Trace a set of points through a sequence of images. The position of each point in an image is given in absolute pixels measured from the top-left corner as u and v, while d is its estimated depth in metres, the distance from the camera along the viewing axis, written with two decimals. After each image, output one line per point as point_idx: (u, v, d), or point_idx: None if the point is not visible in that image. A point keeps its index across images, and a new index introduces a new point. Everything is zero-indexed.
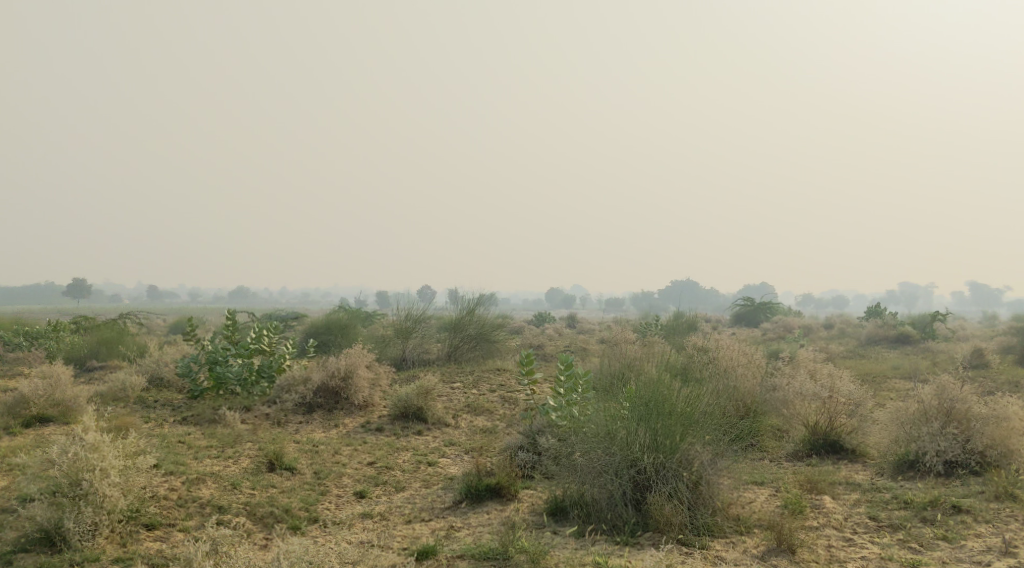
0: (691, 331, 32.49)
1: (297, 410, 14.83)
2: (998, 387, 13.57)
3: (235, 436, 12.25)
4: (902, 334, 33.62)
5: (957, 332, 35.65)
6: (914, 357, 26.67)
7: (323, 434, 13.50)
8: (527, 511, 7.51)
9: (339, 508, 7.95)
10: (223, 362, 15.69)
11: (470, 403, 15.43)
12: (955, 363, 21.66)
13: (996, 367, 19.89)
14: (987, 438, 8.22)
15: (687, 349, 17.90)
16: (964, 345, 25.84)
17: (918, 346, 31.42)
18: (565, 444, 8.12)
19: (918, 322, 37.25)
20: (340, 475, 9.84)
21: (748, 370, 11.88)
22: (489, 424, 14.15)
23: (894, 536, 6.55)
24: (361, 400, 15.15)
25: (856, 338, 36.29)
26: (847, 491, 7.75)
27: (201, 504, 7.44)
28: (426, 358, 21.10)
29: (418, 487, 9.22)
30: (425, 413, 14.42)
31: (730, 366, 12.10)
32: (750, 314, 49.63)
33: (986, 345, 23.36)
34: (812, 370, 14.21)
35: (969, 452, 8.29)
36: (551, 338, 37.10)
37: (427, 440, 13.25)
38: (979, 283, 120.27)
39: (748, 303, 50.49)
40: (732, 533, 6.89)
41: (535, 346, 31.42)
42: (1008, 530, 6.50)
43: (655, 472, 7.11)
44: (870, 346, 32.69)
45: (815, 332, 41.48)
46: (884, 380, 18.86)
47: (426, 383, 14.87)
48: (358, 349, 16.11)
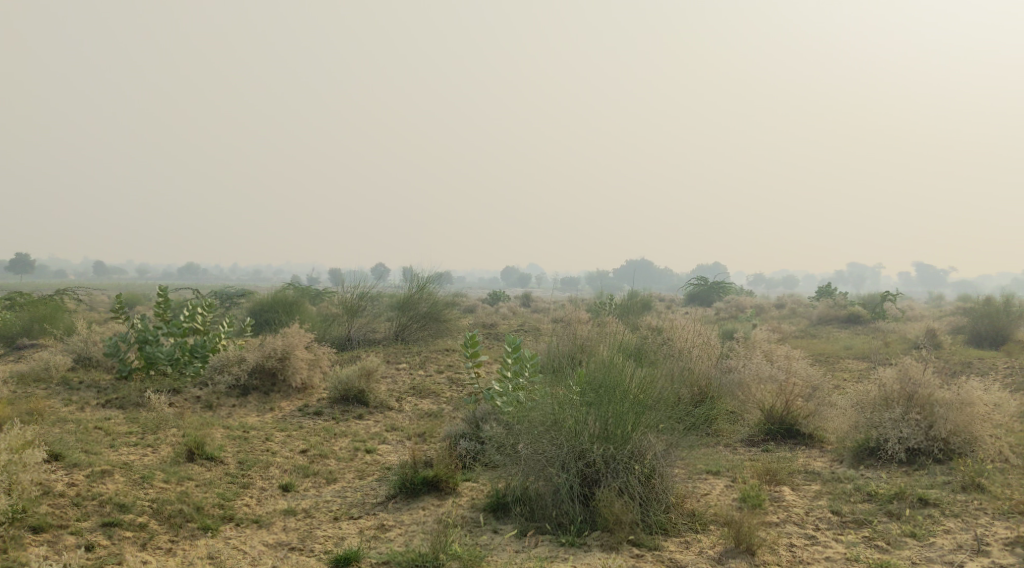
0: (645, 311, 32.27)
1: (230, 392, 14.00)
2: (952, 369, 13.39)
3: (158, 421, 11.43)
4: (853, 314, 33.79)
5: (907, 312, 36.05)
6: (865, 337, 26.72)
7: (257, 419, 12.74)
8: (466, 508, 6.93)
9: (260, 504, 7.34)
10: (153, 341, 14.70)
11: (416, 385, 14.78)
12: (907, 343, 21.61)
13: (948, 348, 19.82)
14: (951, 424, 7.78)
15: (641, 328, 17.49)
16: (914, 325, 25.92)
17: (868, 326, 31.64)
18: (509, 432, 7.52)
19: (868, 301, 37.58)
20: (267, 466, 9.14)
21: (703, 353, 11.41)
22: (434, 407, 13.54)
23: (858, 534, 6.10)
24: (299, 383, 14.41)
25: (808, 317, 36.50)
26: (807, 481, 7.29)
27: (100, 501, 6.84)
28: (372, 337, 20.37)
29: (351, 478, 8.56)
30: (366, 397, 13.70)
31: (684, 348, 11.62)
32: (703, 294, 49.77)
33: (935, 325, 23.39)
34: (770, 351, 13.80)
35: (932, 439, 7.86)
36: (505, 317, 36.57)
37: (368, 425, 12.54)
38: (924, 266, 123.16)
39: (702, 282, 50.64)
40: (687, 531, 6.39)
41: (489, 325, 30.90)
42: (978, 526, 6.08)
43: (605, 464, 6.55)
44: (821, 326, 32.80)
45: (768, 311, 41.71)
46: (838, 360, 18.73)
47: (368, 363, 14.17)
48: (297, 329, 15.31)
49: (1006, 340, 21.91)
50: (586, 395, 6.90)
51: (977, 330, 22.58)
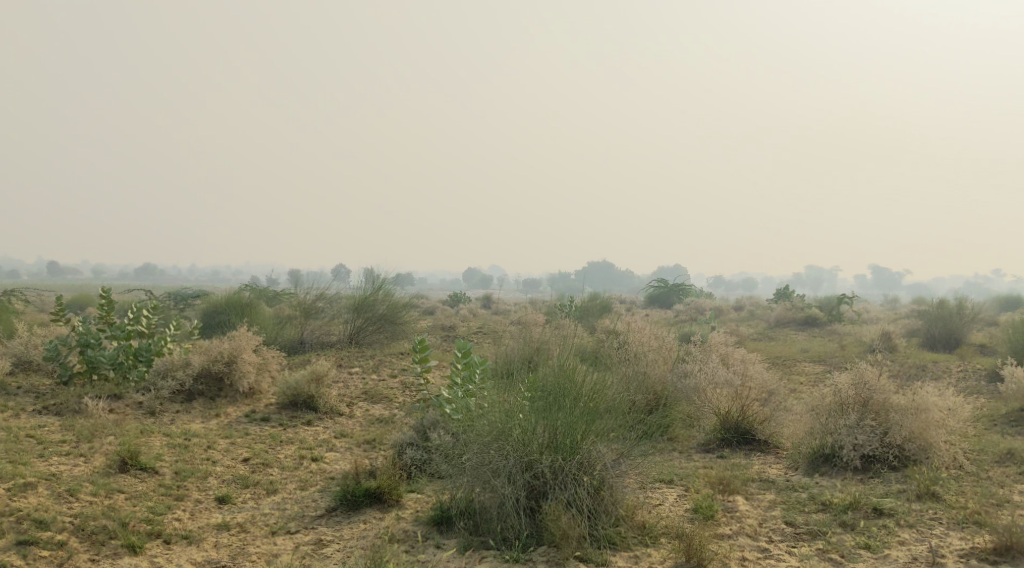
0: (605, 313, 32.21)
1: (174, 398, 13.48)
2: (906, 373, 13.43)
3: (94, 428, 10.90)
4: (809, 316, 34.15)
5: (862, 315, 36.55)
6: (821, 339, 26.95)
7: (201, 425, 12.26)
8: (409, 521, 6.65)
9: (193, 518, 6.96)
10: (95, 344, 13.96)
11: (368, 390, 14.42)
12: (862, 346, 21.80)
13: (902, 351, 20.02)
14: (906, 431, 7.70)
15: (599, 331, 17.34)
16: (869, 328, 26.23)
17: (825, 329, 31.99)
18: (456, 441, 7.25)
19: (825, 304, 38.04)
20: (206, 476, 8.73)
21: (659, 357, 11.25)
22: (386, 413, 13.20)
23: (813, 546, 5.93)
24: (246, 387, 13.94)
25: (765, 319, 36.81)
26: (762, 490, 7.12)
27: (18, 517, 6.40)
28: (326, 340, 19.92)
29: (293, 489, 8.20)
30: (316, 402, 13.31)
31: (640, 351, 11.45)
32: (663, 296, 50.00)
33: (890, 328, 23.66)
34: (726, 356, 13.71)
35: (887, 445, 7.76)
36: (464, 319, 36.25)
37: (317, 431, 12.16)
38: (878, 270, 125.54)
39: (662, 285, 50.87)
40: (636, 545, 6.17)
41: (447, 327, 30.56)
42: (933, 537, 5.95)
43: (553, 476, 6.31)
44: (779, 329, 33.06)
45: (726, 313, 42.00)
46: (794, 363, 18.79)
47: (318, 368, 13.76)
48: (246, 331, 14.84)
49: (958, 343, 22.24)
50: (536, 403, 6.67)
51: (930, 333, 22.89)
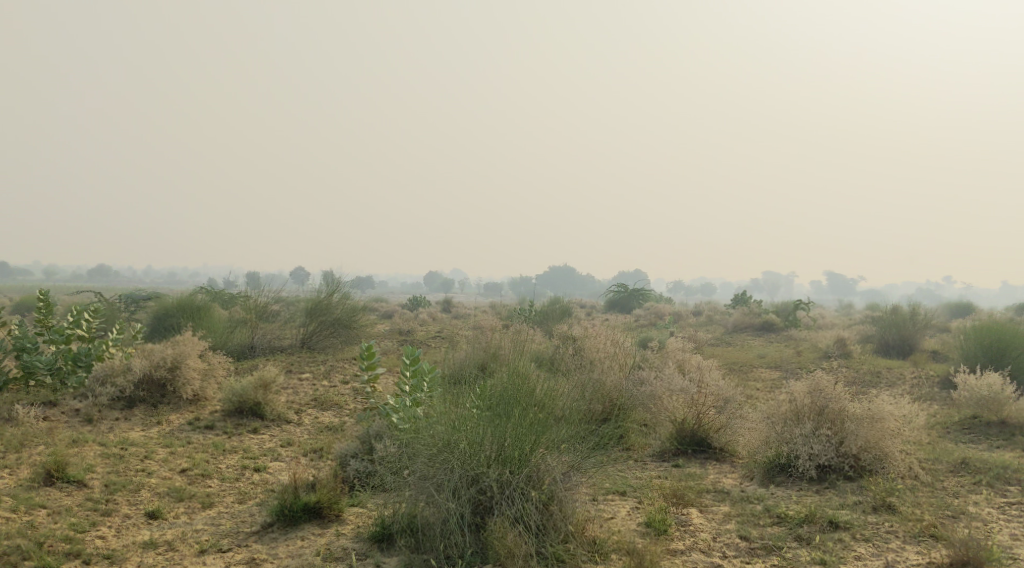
0: (565, 318, 32.06)
1: (114, 405, 12.90)
2: (861, 381, 13.42)
3: (24, 438, 10.34)
4: (767, 322, 34.42)
5: (818, 320, 36.96)
6: (778, 345, 27.09)
7: (140, 433, 11.73)
8: (349, 538, 6.39)
9: (119, 535, 6.56)
10: (31, 349, 13.30)
11: (318, 397, 13.99)
12: (819, 352, 21.91)
13: (858, 358, 20.14)
14: (861, 440, 7.58)
15: (556, 336, 17.12)
16: (825, 334, 26.42)
17: (781, 334, 32.25)
18: (400, 452, 6.97)
19: (781, 309, 38.39)
20: (139, 488, 8.28)
21: (615, 363, 11.04)
22: (336, 420, 12.80)
23: (767, 562, 5.74)
24: (190, 394, 13.42)
25: (723, 325, 37.01)
26: (716, 502, 6.93)
27: None
28: (277, 345, 19.39)
29: (230, 502, 7.82)
30: (262, 409, 12.86)
31: (596, 358, 11.24)
32: (622, 300, 50.08)
33: (845, 334, 23.85)
34: (684, 363, 13.56)
35: (843, 455, 7.64)
36: (423, 323, 35.80)
37: (262, 440, 11.72)
38: (833, 276, 127.75)
39: (622, 289, 50.96)
40: (585, 562, 5.91)
41: (404, 331, 30.12)
42: (889, 551, 5.81)
43: (499, 490, 6.06)
44: (737, 334, 33.23)
45: (685, 318, 42.19)
46: (751, 369, 18.79)
47: (266, 374, 13.29)
48: (191, 336, 14.31)
49: (911, 350, 22.48)
50: (484, 414, 6.44)
51: (885, 340, 23.10)
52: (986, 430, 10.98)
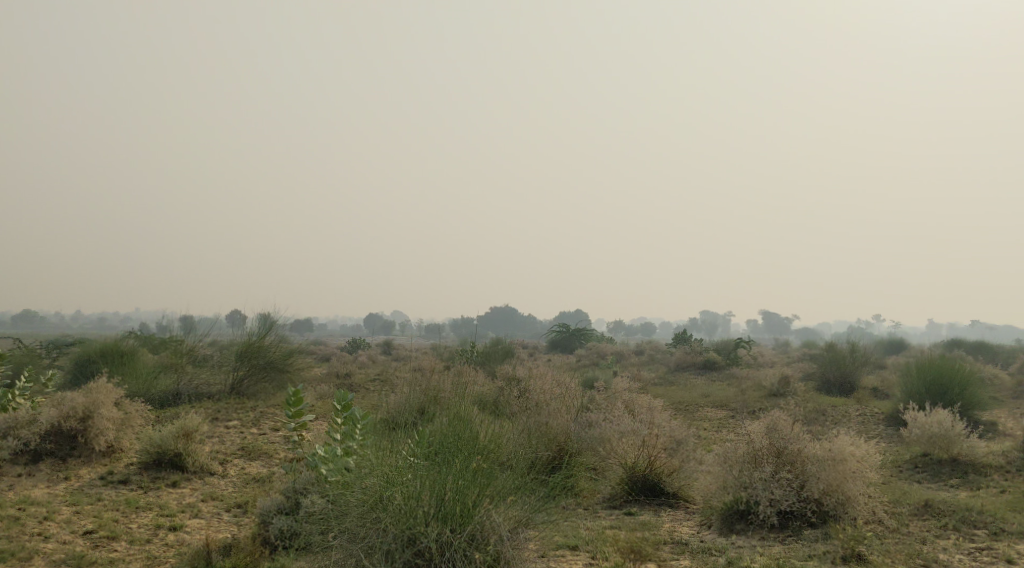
0: (507, 359, 31.50)
1: (17, 459, 11.78)
2: (810, 419, 13.16)
3: None
4: (709, 360, 34.43)
5: (757, 358, 37.20)
6: (721, 384, 26.99)
7: (44, 491, 10.68)
8: None
9: None
10: None
11: (245, 446, 13.09)
12: (763, 390, 21.75)
13: (801, 396, 20.00)
14: (823, 483, 7.19)
15: (499, 377, 16.52)
16: (767, 372, 26.38)
17: (722, 373, 32.27)
18: (330, 506, 6.34)
19: (722, 347, 38.55)
20: (31, 556, 7.35)
21: (562, 404, 10.50)
22: (265, 471, 11.93)
23: None
24: (104, 446, 12.38)
25: (666, 364, 36.93)
26: (676, 555, 6.45)
27: None
28: (204, 391, 18.32)
29: None
30: (183, 461, 11.91)
31: (540, 398, 10.70)
32: (565, 340, 49.81)
33: (787, 372, 23.79)
34: (631, 406, 13.07)
35: (804, 500, 7.24)
36: (361, 367, 34.74)
37: (182, 495, 10.78)
38: (769, 315, 130.36)
39: (564, 329, 50.75)
40: None
41: (342, 374, 29.12)
42: None
43: (439, 552, 5.50)
44: (679, 373, 33.08)
45: (627, 358, 42.08)
46: (697, 409, 18.49)
47: (188, 422, 12.35)
48: (105, 383, 13.27)
49: (852, 387, 22.55)
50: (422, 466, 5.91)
51: (826, 377, 23.10)
52: (938, 469, 10.73)
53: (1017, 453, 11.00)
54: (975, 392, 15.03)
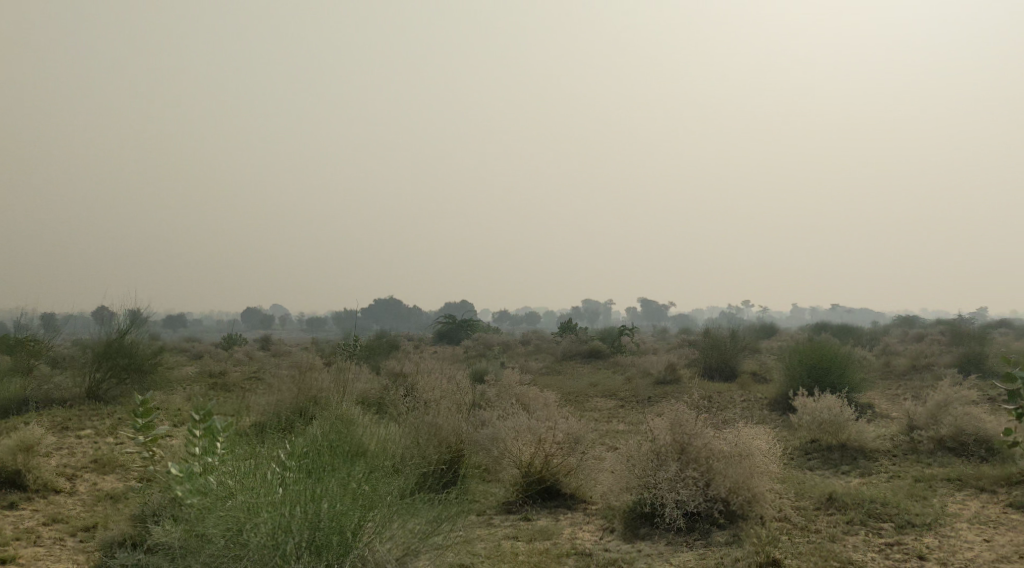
0: (392, 353, 30.50)
1: None
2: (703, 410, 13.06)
3: None
4: (594, 348, 34.60)
5: (641, 346, 37.73)
6: (607, 373, 27.04)
7: None
8: None
9: None
10: None
11: (99, 457, 11.72)
12: (650, 378, 21.82)
13: (687, 383, 20.13)
14: (729, 482, 6.87)
15: (384, 373, 15.67)
16: (652, 358, 26.57)
17: (608, 361, 32.46)
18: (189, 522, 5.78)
19: (607, 335, 38.88)
20: None
21: (453, 402, 9.80)
22: (122, 486, 10.68)
23: None
24: None
25: (552, 353, 36.87)
26: None
27: None
28: (55, 397, 16.50)
29: None
30: (23, 478, 10.47)
31: (428, 396, 9.97)
32: (451, 332, 49.11)
33: (672, 359, 24.01)
34: (525, 403, 12.55)
35: (711, 500, 6.90)
36: (236, 364, 32.86)
37: (21, 519, 9.44)
38: (648, 302, 134.14)
39: (450, 320, 50.03)
40: None
41: (215, 372, 27.32)
42: None
43: None
44: (565, 363, 33.05)
45: (514, 348, 41.87)
46: (588, 399, 18.25)
47: (29, 434, 10.88)
48: None
49: (734, 372, 22.96)
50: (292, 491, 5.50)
51: (709, 363, 23.44)
52: (829, 454, 10.76)
53: (902, 436, 11.20)
54: (854, 376, 15.40)
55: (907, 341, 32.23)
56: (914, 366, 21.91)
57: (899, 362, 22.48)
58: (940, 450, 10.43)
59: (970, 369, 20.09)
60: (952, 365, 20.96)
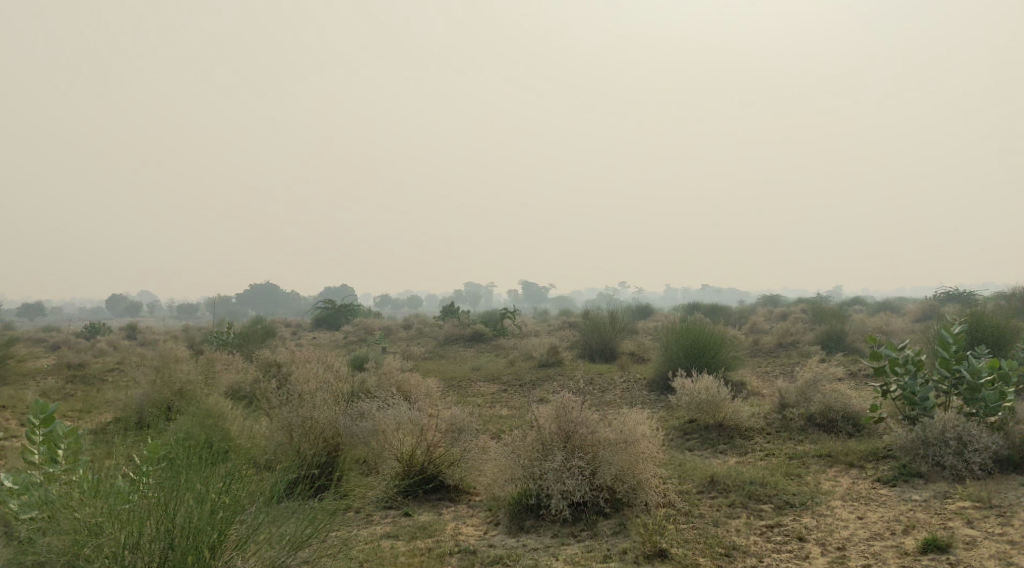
0: (268, 340, 29.29)
1: None
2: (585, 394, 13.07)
3: None
4: (476, 332, 34.47)
5: (522, 328, 37.93)
6: (490, 356, 26.95)
7: None
8: None
9: None
10: None
11: None
12: (532, 361, 21.86)
13: (569, 365, 20.26)
14: (615, 469, 6.79)
15: (256, 363, 14.88)
16: (533, 340, 26.65)
17: (490, 344, 32.40)
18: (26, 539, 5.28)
19: (489, 318, 38.85)
20: None
21: (328, 392, 9.30)
22: None
23: None
24: None
25: (434, 337, 36.50)
26: None
27: None
28: None
29: None
30: None
31: (302, 386, 9.40)
32: (330, 317, 47.83)
33: (553, 340, 24.15)
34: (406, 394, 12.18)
35: (597, 489, 6.79)
36: (95, 354, 30.72)
37: None
38: (530, 285, 135.63)
39: (329, 305, 48.72)
40: None
41: (71, 364, 25.37)
42: None
43: None
44: (448, 346, 32.77)
45: (395, 333, 41.24)
46: (470, 384, 18.04)
47: None
48: None
49: (613, 353, 23.33)
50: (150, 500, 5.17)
51: (589, 344, 23.71)
52: (707, 434, 10.97)
53: (774, 414, 11.56)
54: (727, 356, 15.87)
55: (772, 319, 33.80)
56: (780, 343, 22.92)
57: (766, 340, 23.46)
58: (810, 426, 10.83)
59: (831, 346, 21.18)
60: (815, 342, 22.05)
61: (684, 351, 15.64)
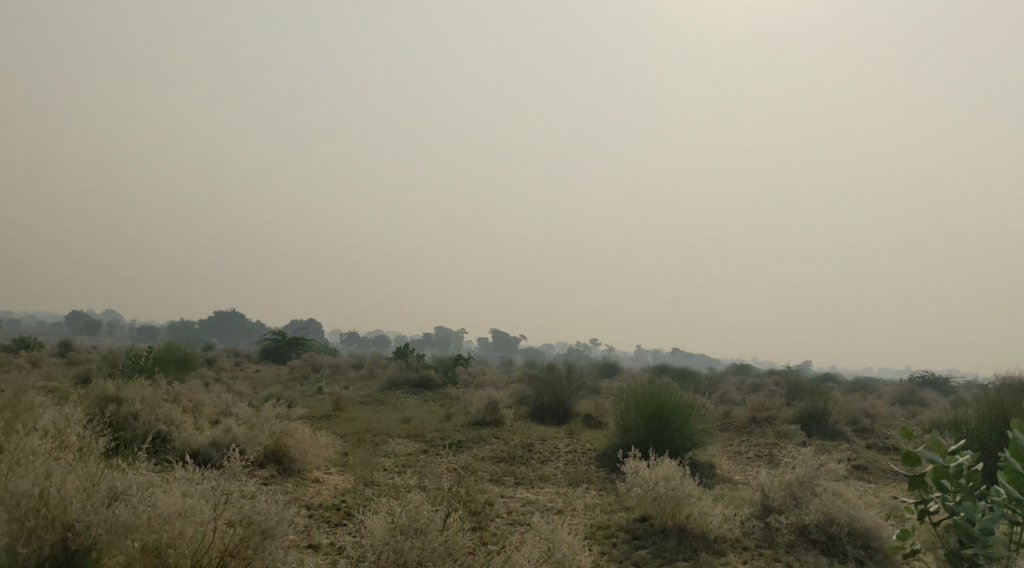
0: (186, 372, 25.69)
1: None
2: (507, 485, 10.04)
3: None
4: (423, 379, 31.14)
5: (477, 377, 34.69)
6: (430, 406, 23.75)
7: None
8: None
9: None
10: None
11: None
12: (468, 416, 18.65)
13: (510, 426, 17.14)
14: None
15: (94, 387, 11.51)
16: (480, 393, 23.46)
17: (437, 392, 29.12)
18: None
19: (443, 363, 35.57)
20: None
21: (93, 448, 6.11)
22: None
23: None
24: None
25: (378, 379, 33.14)
26: None
27: None
28: None
29: None
30: None
31: (59, 426, 6.33)
32: (276, 350, 44.09)
33: (498, 394, 21.00)
34: (267, 481, 8.92)
35: None
36: None
37: None
38: (499, 335, 132.44)
39: (277, 337, 45.07)
40: None
41: None
42: None
43: None
44: (389, 391, 29.38)
45: (341, 371, 37.73)
46: (386, 440, 14.82)
47: None
48: None
49: (566, 415, 20.22)
50: None
51: (539, 402, 20.57)
52: (662, 543, 7.94)
53: (754, 519, 8.55)
54: (697, 432, 12.88)
55: (743, 390, 30.86)
56: (753, 419, 19.96)
57: (739, 413, 20.50)
58: (803, 543, 7.88)
59: (812, 427, 18.28)
60: (793, 419, 19.13)
61: (643, 423, 12.63)
